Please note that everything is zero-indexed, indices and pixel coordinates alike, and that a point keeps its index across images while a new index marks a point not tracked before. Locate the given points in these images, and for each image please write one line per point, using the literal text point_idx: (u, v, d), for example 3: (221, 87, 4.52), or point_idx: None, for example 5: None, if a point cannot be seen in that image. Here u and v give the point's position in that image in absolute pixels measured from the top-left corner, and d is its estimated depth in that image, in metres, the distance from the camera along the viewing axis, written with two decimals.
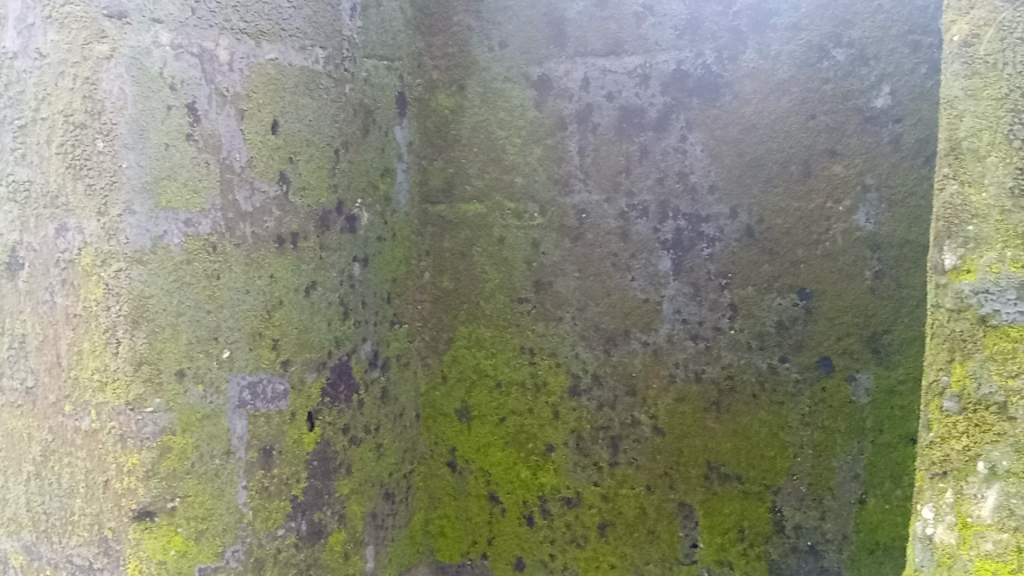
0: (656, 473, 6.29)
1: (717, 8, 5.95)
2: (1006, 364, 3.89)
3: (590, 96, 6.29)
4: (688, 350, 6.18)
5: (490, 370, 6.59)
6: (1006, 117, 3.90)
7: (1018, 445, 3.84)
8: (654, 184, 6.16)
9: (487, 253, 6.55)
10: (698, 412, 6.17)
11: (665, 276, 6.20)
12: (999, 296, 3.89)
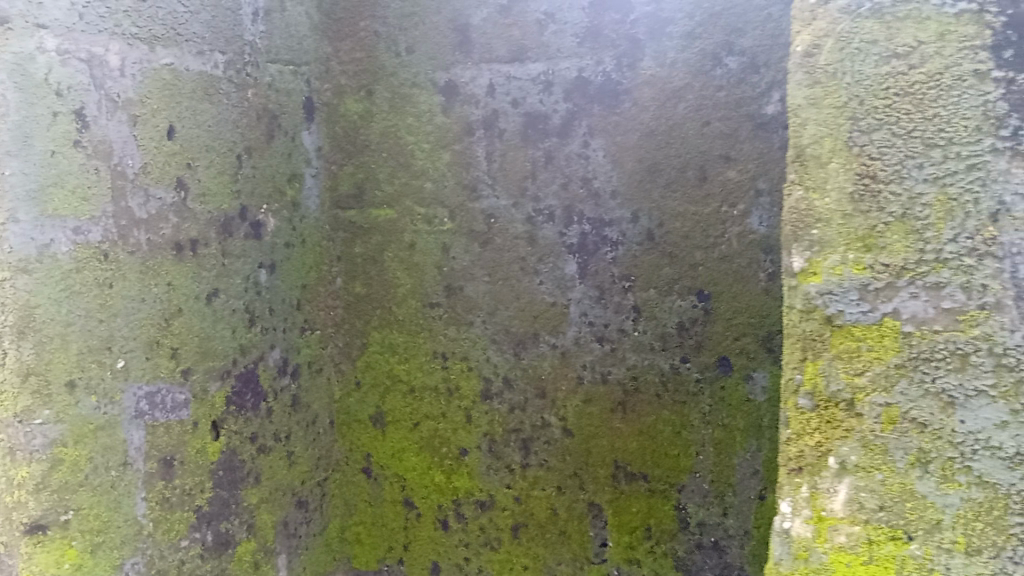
0: (565, 474, 6.33)
1: (615, 16, 6.05)
2: (852, 362, 3.96)
3: (495, 102, 6.32)
4: (595, 352, 6.25)
5: (403, 376, 6.55)
6: (847, 124, 4.02)
7: (866, 441, 3.91)
8: (559, 189, 6.24)
9: (398, 258, 6.51)
10: (605, 412, 6.25)
11: (572, 279, 6.26)
12: (843, 296, 3.96)
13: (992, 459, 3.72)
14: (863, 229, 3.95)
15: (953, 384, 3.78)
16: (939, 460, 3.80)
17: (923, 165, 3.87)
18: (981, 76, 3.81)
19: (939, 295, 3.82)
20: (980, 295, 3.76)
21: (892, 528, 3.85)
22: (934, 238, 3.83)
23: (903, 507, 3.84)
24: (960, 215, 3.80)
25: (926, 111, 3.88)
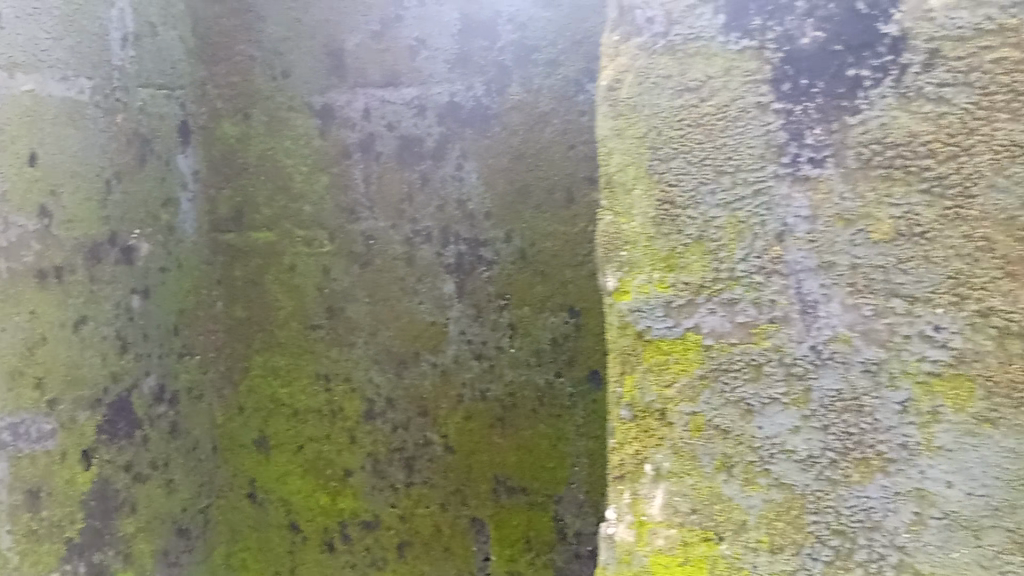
0: (446, 492, 5.74)
1: (483, 43, 5.47)
2: (663, 373, 3.28)
3: (371, 125, 5.71)
4: (473, 369, 5.63)
5: (286, 399, 5.97)
6: (646, 154, 3.18)
7: (676, 446, 3.29)
8: (435, 211, 5.63)
9: (279, 280, 5.94)
10: (484, 428, 5.64)
11: (450, 298, 5.66)
12: (650, 313, 3.26)
13: (789, 461, 3.14)
14: (667, 249, 3.20)
15: (750, 393, 3.15)
16: (743, 464, 3.20)
17: (715, 189, 3.10)
18: (765, 106, 3.01)
19: (734, 309, 3.14)
20: (770, 309, 3.09)
21: (704, 529, 3.25)
22: (727, 258, 3.11)
23: (713, 509, 3.24)
24: (749, 236, 3.08)
25: (716, 141, 3.07)
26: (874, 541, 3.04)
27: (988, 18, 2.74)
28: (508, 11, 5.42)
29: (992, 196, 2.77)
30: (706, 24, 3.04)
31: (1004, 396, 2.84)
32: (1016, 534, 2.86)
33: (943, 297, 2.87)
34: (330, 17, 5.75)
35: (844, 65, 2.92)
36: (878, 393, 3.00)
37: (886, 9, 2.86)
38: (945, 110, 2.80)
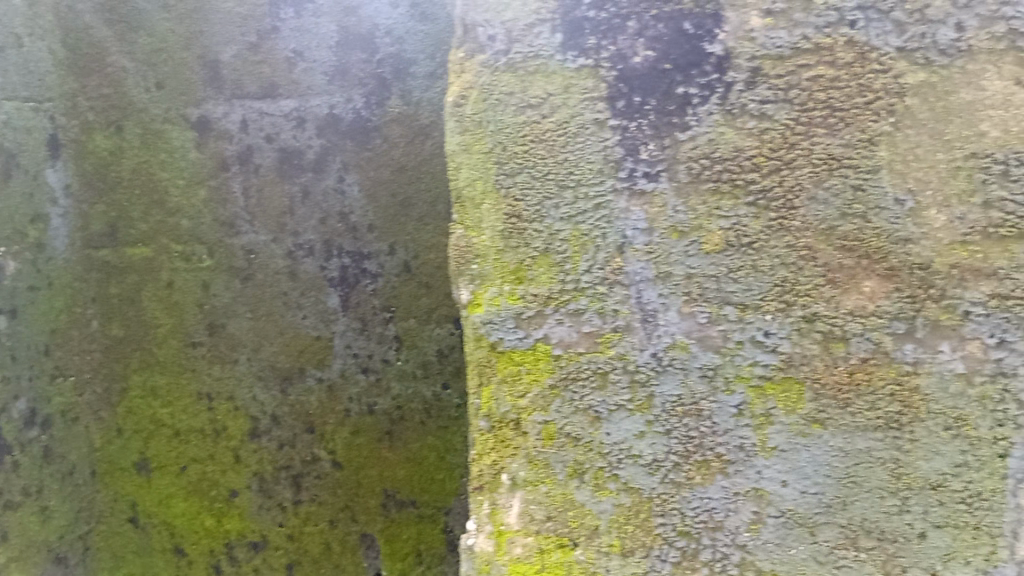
0: (334, 509, 4.49)
1: (360, 54, 4.37)
2: (517, 383, 3.29)
3: (248, 137, 4.46)
4: (359, 384, 4.46)
5: (166, 416, 4.52)
6: (493, 169, 3.21)
7: (531, 455, 3.29)
8: (319, 224, 4.44)
9: (158, 296, 4.50)
10: (371, 442, 4.45)
11: (336, 314, 4.46)
12: (501, 324, 3.27)
13: (636, 465, 3.23)
14: (515, 262, 3.24)
15: (597, 401, 3.23)
16: (593, 470, 3.27)
17: (558, 203, 3.17)
18: (602, 123, 3.11)
19: (580, 319, 3.22)
20: (613, 318, 3.20)
21: (560, 536, 3.29)
22: (572, 270, 3.20)
23: (567, 515, 3.29)
24: (593, 249, 3.18)
25: (557, 156, 3.15)
26: (718, 540, 3.17)
27: (804, 38, 2.91)
28: (386, 23, 4.36)
29: (812, 209, 2.95)
30: (545, 42, 3.11)
31: (831, 398, 3.03)
32: (846, 529, 3.06)
33: (771, 304, 3.04)
34: (203, 26, 4.44)
35: (673, 83, 3.04)
36: (715, 398, 3.14)
37: (711, 29, 2.99)
38: (767, 126, 2.96)
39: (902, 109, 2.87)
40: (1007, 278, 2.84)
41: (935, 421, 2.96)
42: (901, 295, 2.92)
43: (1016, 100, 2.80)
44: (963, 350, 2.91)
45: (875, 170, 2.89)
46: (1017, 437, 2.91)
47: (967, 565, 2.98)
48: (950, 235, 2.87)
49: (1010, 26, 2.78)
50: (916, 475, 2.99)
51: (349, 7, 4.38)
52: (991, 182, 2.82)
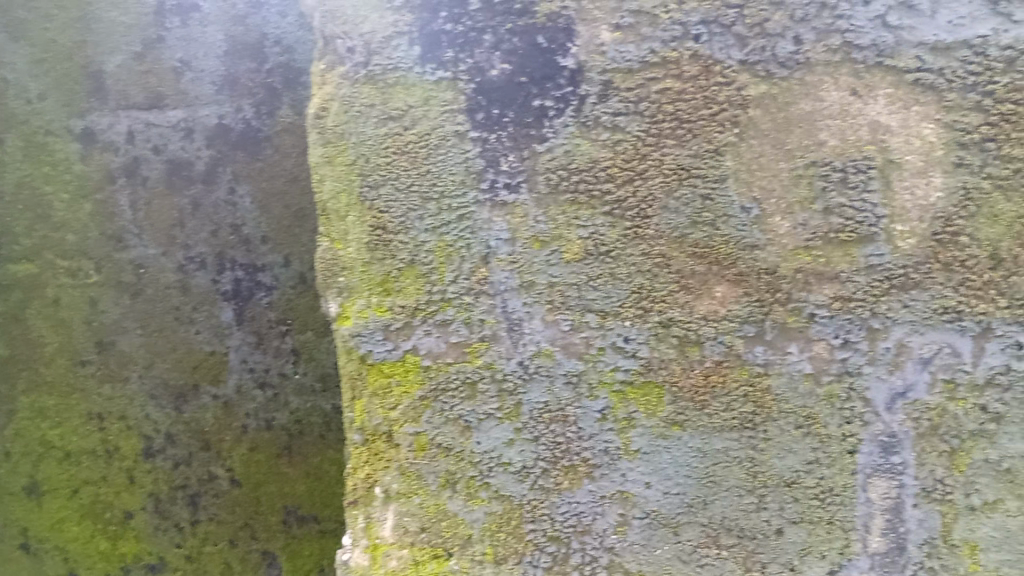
0: (233, 528, 3.99)
1: (250, 64, 3.91)
2: (388, 395, 3.26)
3: (134, 149, 3.97)
4: (257, 400, 3.97)
5: (55, 437, 3.99)
6: (357, 181, 3.17)
7: (403, 466, 3.27)
8: (210, 236, 3.96)
9: (43, 313, 3.98)
10: (271, 458, 3.97)
11: (230, 328, 3.97)
12: (369, 337, 3.23)
13: (506, 473, 3.24)
14: (382, 273, 3.20)
15: (467, 410, 3.23)
16: (465, 479, 3.26)
17: (422, 215, 3.15)
18: (463, 135, 3.12)
19: (447, 330, 3.21)
20: (480, 328, 3.20)
21: (434, 547, 3.27)
22: (439, 281, 3.18)
23: (440, 525, 3.27)
24: (458, 259, 3.17)
25: (419, 168, 3.14)
26: (586, 544, 3.21)
27: (651, 51, 3.01)
28: (276, 32, 3.90)
29: (665, 217, 3.05)
30: (403, 55, 3.12)
31: (688, 400, 3.12)
32: (708, 528, 3.14)
33: (629, 311, 3.12)
34: (86, 35, 3.95)
35: (529, 96, 3.09)
36: (580, 403, 3.19)
37: (563, 44, 3.05)
38: (620, 137, 3.05)
39: (745, 120, 2.98)
40: (847, 281, 2.97)
41: (787, 420, 3.07)
42: (750, 300, 3.04)
43: (852, 111, 2.93)
44: (810, 351, 3.03)
45: (721, 179, 3.00)
46: (863, 434, 3.03)
47: (823, 559, 3.09)
48: (793, 242, 2.99)
49: (844, 39, 2.91)
50: (771, 473, 3.09)
51: (238, 15, 3.91)
52: (830, 189, 2.94)
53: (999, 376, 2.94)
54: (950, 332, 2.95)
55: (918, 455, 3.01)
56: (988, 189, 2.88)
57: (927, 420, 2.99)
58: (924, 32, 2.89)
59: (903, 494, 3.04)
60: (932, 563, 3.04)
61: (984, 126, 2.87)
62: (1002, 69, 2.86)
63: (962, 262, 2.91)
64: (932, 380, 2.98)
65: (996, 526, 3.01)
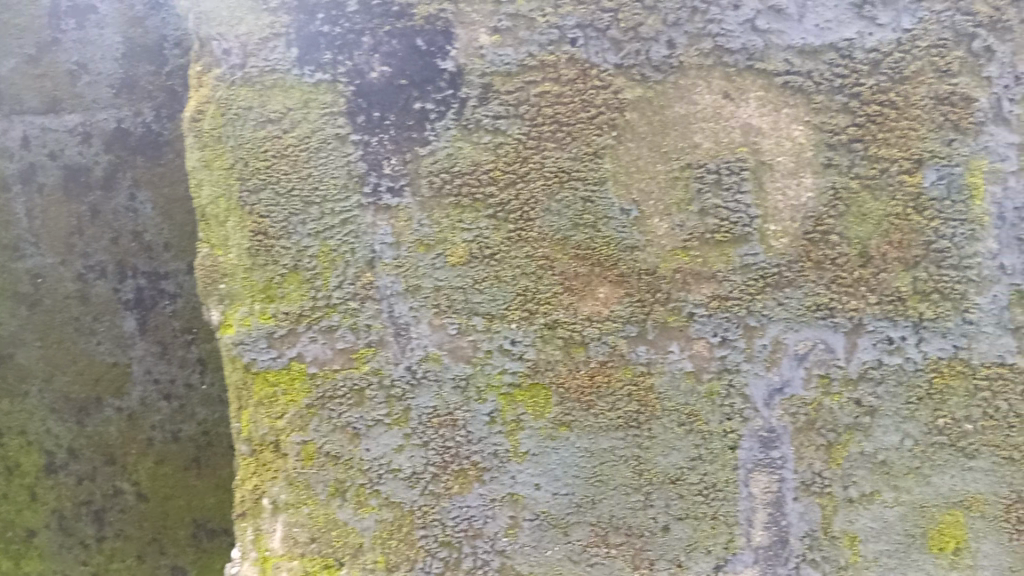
0: (141, 543, 3.80)
1: (148, 66, 3.71)
2: (275, 405, 3.18)
3: (29, 155, 3.77)
4: (163, 412, 3.77)
5: None
6: (235, 186, 3.10)
7: (291, 476, 3.20)
8: (111, 244, 3.76)
9: None
10: (179, 471, 3.77)
11: (133, 338, 3.77)
12: (253, 345, 3.15)
13: (396, 479, 3.20)
14: (264, 279, 3.13)
15: (355, 417, 3.17)
16: (355, 487, 3.20)
17: (304, 219, 3.10)
18: (343, 138, 3.09)
19: (333, 336, 3.15)
20: (366, 334, 3.14)
21: (324, 557, 3.21)
22: (323, 286, 3.12)
23: (330, 535, 3.21)
24: (342, 264, 3.12)
25: (300, 172, 3.09)
26: (478, 547, 3.19)
27: (529, 55, 3.02)
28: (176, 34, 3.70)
29: (547, 220, 3.06)
30: (280, 57, 3.07)
31: (575, 400, 3.14)
32: (597, 527, 3.16)
33: (515, 313, 3.11)
34: None
35: (410, 99, 3.07)
36: (468, 407, 3.16)
37: (442, 46, 3.05)
38: (501, 140, 3.05)
39: (622, 123, 3.02)
40: (724, 280, 3.04)
41: (670, 418, 3.11)
42: (632, 300, 3.08)
43: (725, 113, 2.99)
44: (691, 350, 3.09)
45: (601, 182, 3.04)
46: (744, 429, 3.09)
47: (708, 553, 3.13)
48: (672, 242, 3.05)
49: (715, 43, 2.97)
50: (656, 470, 3.13)
51: (136, 17, 3.71)
52: (705, 191, 3.00)
53: (872, 371, 3.02)
54: (824, 329, 3.03)
55: (796, 449, 3.08)
56: (856, 189, 2.96)
57: (804, 415, 3.06)
58: (792, 36, 2.95)
59: (783, 488, 3.10)
60: (814, 555, 3.09)
61: (851, 127, 2.94)
62: (867, 71, 2.94)
63: (833, 261, 2.98)
64: (808, 375, 3.05)
65: (873, 517, 3.07)
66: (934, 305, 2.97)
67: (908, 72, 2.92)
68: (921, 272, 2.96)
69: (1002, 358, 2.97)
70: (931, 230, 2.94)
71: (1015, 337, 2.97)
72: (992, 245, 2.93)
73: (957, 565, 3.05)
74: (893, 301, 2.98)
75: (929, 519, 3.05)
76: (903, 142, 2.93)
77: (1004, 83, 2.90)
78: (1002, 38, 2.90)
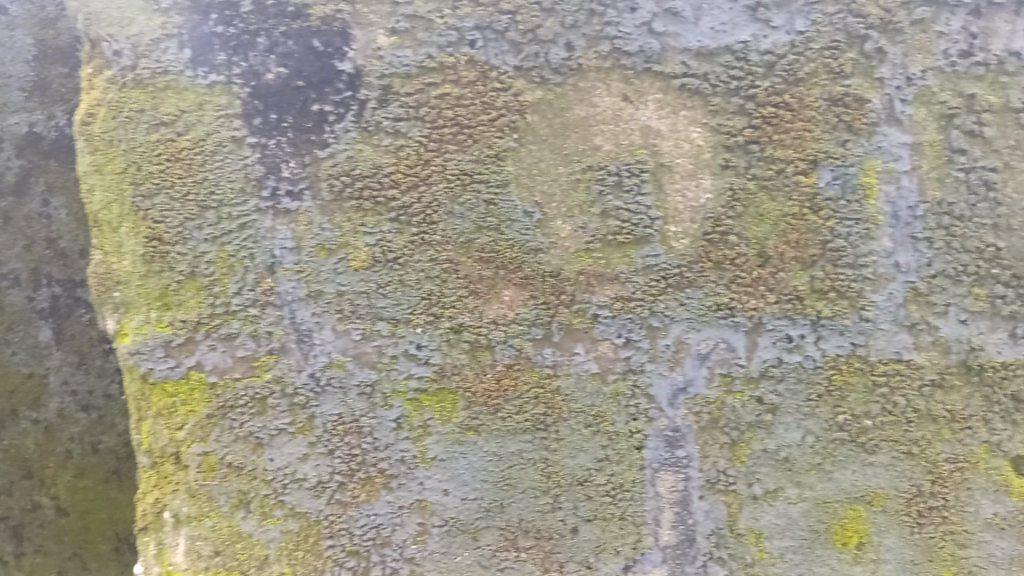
0: (61, 559, 3.68)
1: (60, 68, 3.55)
2: (174, 415, 3.10)
3: None
4: (81, 424, 3.64)
5: None
6: (129, 191, 3.02)
7: (192, 489, 3.12)
8: (24, 251, 3.61)
9: None
10: (100, 484, 3.64)
11: (48, 348, 3.64)
12: (149, 355, 3.07)
13: (301, 489, 3.12)
14: (159, 287, 3.05)
15: (257, 427, 3.10)
16: (259, 498, 3.12)
17: (200, 224, 3.02)
18: (240, 140, 3.03)
19: (232, 344, 3.08)
20: (267, 341, 3.08)
21: (228, 570, 3.12)
22: (222, 292, 3.05)
23: (234, 548, 3.12)
24: (241, 270, 3.05)
25: (195, 176, 3.01)
26: (386, 556, 3.14)
27: (428, 56, 2.99)
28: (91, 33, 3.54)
29: (450, 222, 3.03)
30: (172, 58, 3.00)
31: (481, 404, 3.11)
32: (506, 531, 3.13)
33: (420, 317, 3.07)
34: None
35: (308, 100, 3.02)
36: (374, 414, 3.11)
37: (339, 47, 3.01)
38: (402, 143, 3.01)
39: (523, 125, 3.01)
40: (627, 281, 3.05)
41: (577, 419, 3.10)
42: (536, 302, 3.07)
43: (624, 115, 3.00)
44: (596, 351, 3.09)
45: (503, 184, 3.02)
46: (649, 429, 3.10)
47: (617, 555, 3.13)
48: (575, 244, 3.05)
49: (613, 46, 2.98)
50: (563, 473, 3.11)
51: (47, 17, 3.55)
52: (606, 193, 3.01)
53: (772, 368, 3.05)
54: (724, 328, 3.06)
55: (701, 448, 3.10)
56: (753, 189, 2.99)
57: (708, 413, 3.08)
58: (688, 39, 2.97)
59: (689, 486, 3.12)
60: (721, 553, 3.11)
61: (747, 129, 2.97)
62: (762, 73, 2.97)
63: (732, 261, 3.01)
64: (711, 374, 3.08)
65: (778, 514, 3.09)
66: (831, 303, 3.01)
67: (802, 74, 2.96)
68: (818, 271, 3.00)
69: (899, 354, 3.02)
70: (827, 229, 2.98)
71: (911, 334, 3.02)
72: (887, 243, 2.98)
73: (860, 560, 3.08)
74: (792, 299, 3.02)
75: (832, 514, 3.07)
76: (798, 143, 2.97)
77: (895, 84, 2.96)
78: (894, 39, 2.95)
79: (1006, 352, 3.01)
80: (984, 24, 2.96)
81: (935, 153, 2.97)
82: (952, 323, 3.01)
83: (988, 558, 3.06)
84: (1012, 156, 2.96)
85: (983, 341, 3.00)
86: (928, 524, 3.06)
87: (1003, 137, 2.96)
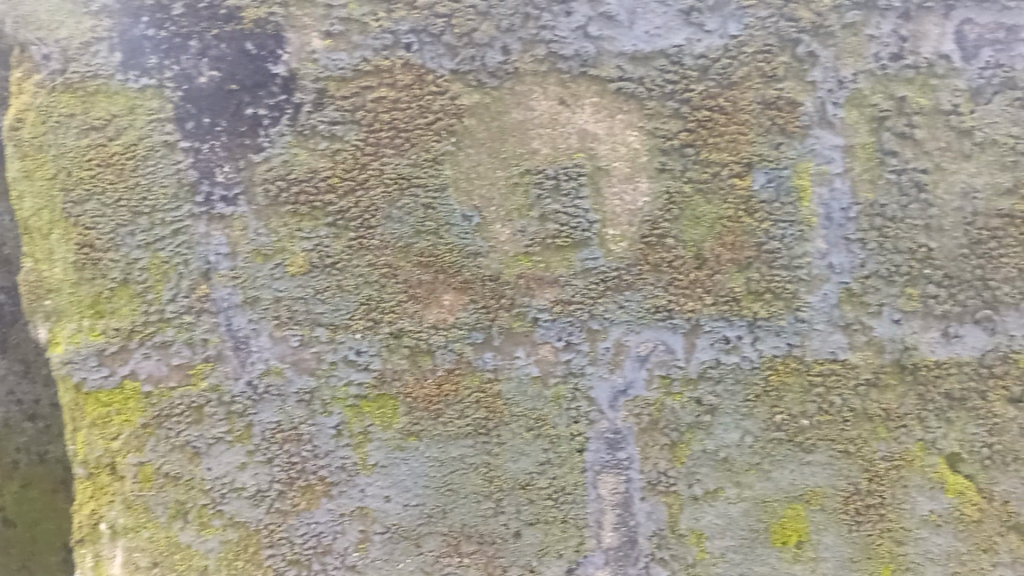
0: (9, 570, 3.66)
1: None
2: (109, 425, 3.05)
3: None
4: (26, 433, 3.58)
5: None
6: (58, 197, 2.97)
7: (128, 500, 3.07)
8: None
9: None
10: (47, 494, 3.60)
11: None
12: (83, 364, 3.02)
13: (240, 499, 3.09)
14: (92, 294, 3.00)
15: (194, 436, 3.06)
16: (197, 508, 3.08)
17: (133, 230, 2.98)
18: (172, 145, 2.99)
19: (167, 352, 3.04)
20: (203, 348, 3.04)
21: None
22: (156, 300, 3.01)
23: (172, 559, 3.08)
24: (175, 277, 3.01)
25: (127, 182, 2.97)
26: (328, 564, 3.12)
27: (363, 60, 2.98)
28: None
29: (388, 227, 3.01)
30: (103, 62, 2.96)
31: (422, 410, 3.08)
32: (449, 537, 3.12)
33: (359, 323, 3.05)
34: None
35: (241, 104, 2.99)
36: (313, 421, 3.08)
37: (273, 50, 2.98)
38: (338, 147, 2.99)
39: (461, 129, 3.00)
40: (566, 284, 3.06)
41: (518, 423, 3.10)
42: (476, 306, 3.06)
43: (561, 119, 3.01)
44: (537, 354, 3.09)
45: (442, 188, 3.01)
46: (590, 432, 3.11)
47: (560, 557, 3.13)
48: (514, 248, 3.05)
49: (549, 49, 2.98)
50: (505, 477, 3.11)
51: None
52: (544, 196, 3.01)
53: (710, 369, 3.07)
54: (663, 329, 3.08)
55: (642, 449, 3.11)
56: (689, 192, 3.01)
57: (648, 415, 3.10)
58: (623, 42, 2.99)
59: (631, 488, 3.13)
60: (663, 554, 3.13)
61: (683, 132, 3.00)
62: (697, 77, 2.99)
63: (669, 263, 3.04)
64: (650, 376, 3.10)
65: (718, 514, 3.11)
66: (767, 304, 3.05)
67: (735, 77, 2.98)
68: (754, 272, 3.04)
69: (834, 354, 3.05)
70: (762, 231, 3.01)
71: (846, 334, 3.05)
72: (821, 245, 3.01)
73: (800, 558, 3.11)
74: (729, 301, 3.05)
75: (771, 513, 3.10)
76: (733, 146, 2.99)
77: (828, 87, 2.99)
78: (826, 43, 2.99)
79: (940, 351, 3.04)
80: (913, 27, 3.01)
81: (867, 155, 3.01)
82: (886, 323, 3.05)
83: (924, 555, 3.10)
84: (943, 158, 3.00)
85: (917, 341, 3.04)
86: (865, 522, 3.09)
87: (934, 139, 3.00)
